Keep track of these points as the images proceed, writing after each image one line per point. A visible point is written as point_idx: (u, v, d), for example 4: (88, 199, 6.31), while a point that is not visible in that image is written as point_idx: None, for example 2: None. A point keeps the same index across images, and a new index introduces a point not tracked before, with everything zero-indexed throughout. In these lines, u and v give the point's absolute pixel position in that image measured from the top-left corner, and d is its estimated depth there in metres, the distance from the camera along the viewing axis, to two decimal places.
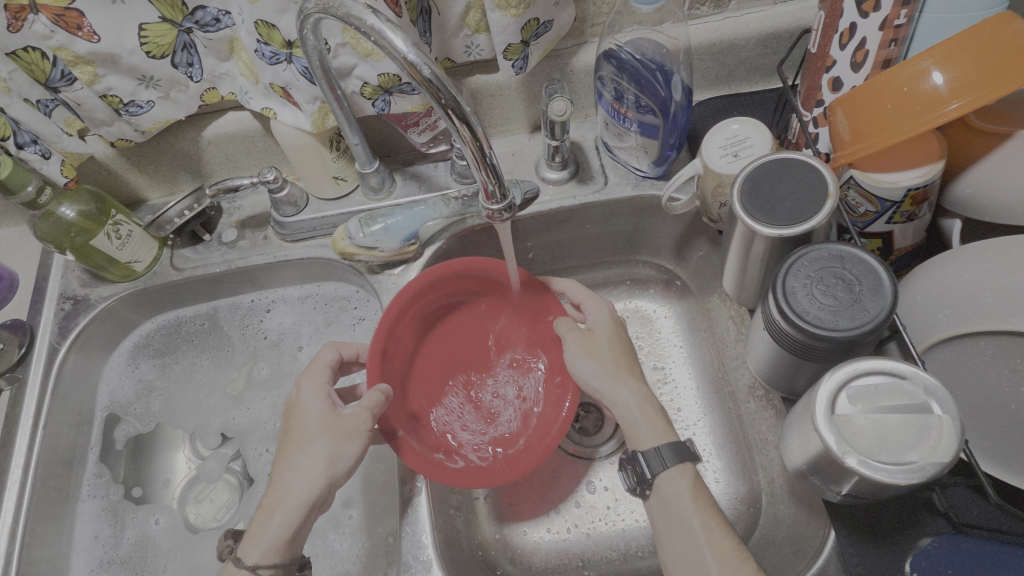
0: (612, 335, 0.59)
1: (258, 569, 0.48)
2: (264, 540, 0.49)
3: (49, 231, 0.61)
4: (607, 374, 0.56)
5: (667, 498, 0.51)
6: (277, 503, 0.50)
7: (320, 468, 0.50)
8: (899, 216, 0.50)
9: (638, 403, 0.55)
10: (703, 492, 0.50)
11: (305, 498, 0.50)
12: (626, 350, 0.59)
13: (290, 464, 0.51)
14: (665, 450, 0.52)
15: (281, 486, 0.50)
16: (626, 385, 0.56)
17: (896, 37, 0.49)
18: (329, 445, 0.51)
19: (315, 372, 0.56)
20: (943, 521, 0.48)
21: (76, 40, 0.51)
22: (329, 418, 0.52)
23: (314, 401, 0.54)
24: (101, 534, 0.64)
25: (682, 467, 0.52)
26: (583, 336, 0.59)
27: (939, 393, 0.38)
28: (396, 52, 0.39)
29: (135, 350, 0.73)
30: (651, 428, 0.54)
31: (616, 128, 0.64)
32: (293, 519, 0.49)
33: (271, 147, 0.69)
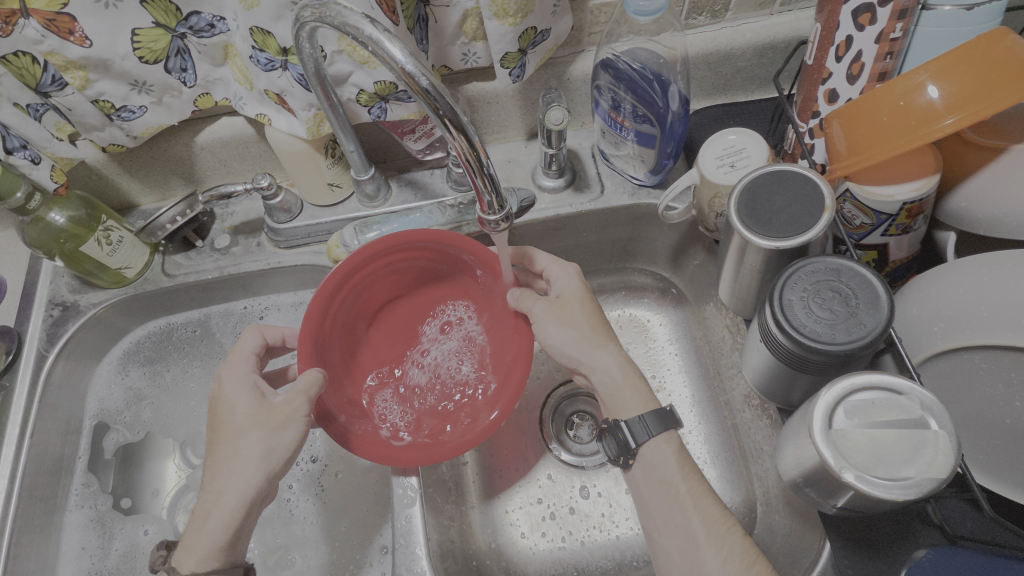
0: (585, 300, 0.58)
1: (197, 573, 0.49)
2: (198, 548, 0.49)
3: (38, 237, 0.60)
4: (581, 340, 0.56)
5: (652, 465, 0.52)
6: (211, 507, 0.50)
7: (257, 464, 0.50)
8: (895, 228, 0.50)
9: (620, 363, 0.56)
10: (688, 460, 0.51)
11: (242, 496, 0.50)
12: (600, 312, 0.58)
13: (224, 465, 0.50)
14: (649, 417, 0.53)
15: (215, 487, 0.50)
16: (604, 348, 0.56)
17: (892, 50, 0.49)
18: (262, 438, 0.50)
19: (238, 362, 0.55)
20: (937, 533, 0.49)
21: (68, 45, 0.50)
22: (258, 409, 0.51)
23: (238, 395, 0.52)
24: (88, 545, 0.63)
25: (667, 434, 0.53)
26: (553, 305, 0.57)
27: (935, 408, 0.38)
28: (393, 62, 0.38)
29: (125, 357, 0.72)
30: (635, 393, 0.54)
31: (613, 136, 0.64)
32: (232, 518, 0.50)
33: (265, 153, 0.69)
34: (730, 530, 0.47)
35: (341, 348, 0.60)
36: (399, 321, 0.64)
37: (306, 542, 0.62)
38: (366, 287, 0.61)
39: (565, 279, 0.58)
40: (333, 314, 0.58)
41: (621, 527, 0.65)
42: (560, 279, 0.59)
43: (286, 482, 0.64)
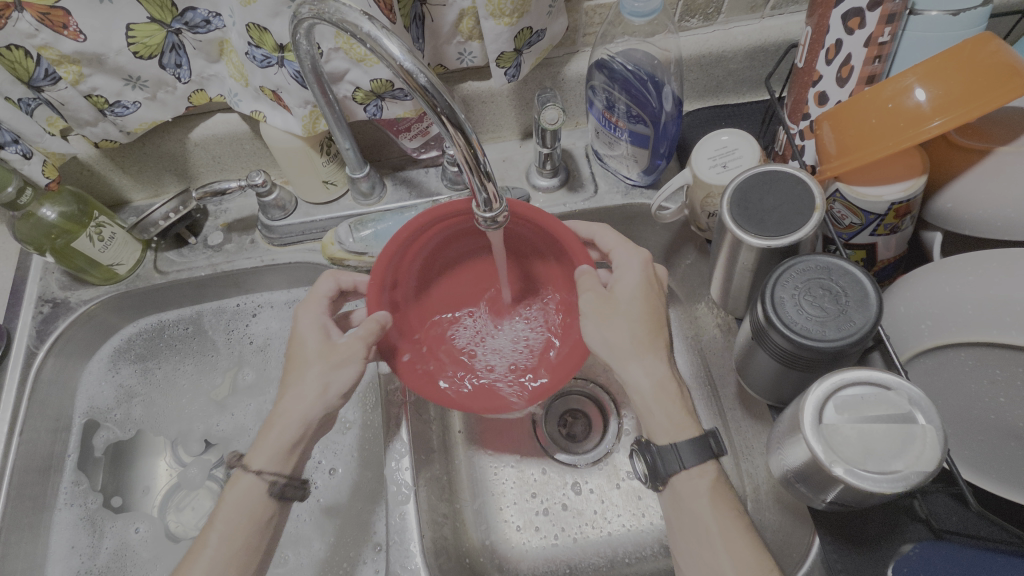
0: (635, 301, 0.53)
1: (263, 473, 0.50)
2: (265, 451, 0.51)
3: (29, 232, 0.60)
4: (621, 346, 0.51)
5: (682, 498, 0.49)
6: (275, 421, 0.52)
7: (315, 395, 0.52)
8: (883, 228, 0.51)
9: (657, 381, 0.51)
10: (722, 495, 0.48)
11: (302, 420, 0.51)
12: (653, 320, 0.53)
13: (288, 389, 0.52)
14: (684, 448, 0.49)
15: (280, 407, 0.52)
16: (639, 362, 0.51)
17: (880, 54, 0.51)
18: (323, 372, 0.52)
19: (313, 302, 0.56)
20: (923, 527, 0.50)
21: (62, 39, 0.50)
22: (324, 346, 0.53)
23: (309, 329, 0.54)
24: (78, 543, 0.63)
25: (702, 467, 0.49)
26: (604, 299, 0.53)
27: (923, 404, 0.39)
28: (392, 59, 0.38)
29: (115, 355, 0.72)
30: (666, 418, 0.50)
31: (607, 136, 0.65)
32: (295, 436, 0.52)
33: (259, 150, 0.69)
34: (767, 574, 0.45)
35: (412, 293, 0.60)
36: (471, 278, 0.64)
37: (299, 539, 0.62)
38: (442, 239, 0.59)
39: (630, 269, 0.54)
40: (408, 259, 0.57)
41: (613, 524, 0.65)
42: (624, 271, 0.55)
43: None
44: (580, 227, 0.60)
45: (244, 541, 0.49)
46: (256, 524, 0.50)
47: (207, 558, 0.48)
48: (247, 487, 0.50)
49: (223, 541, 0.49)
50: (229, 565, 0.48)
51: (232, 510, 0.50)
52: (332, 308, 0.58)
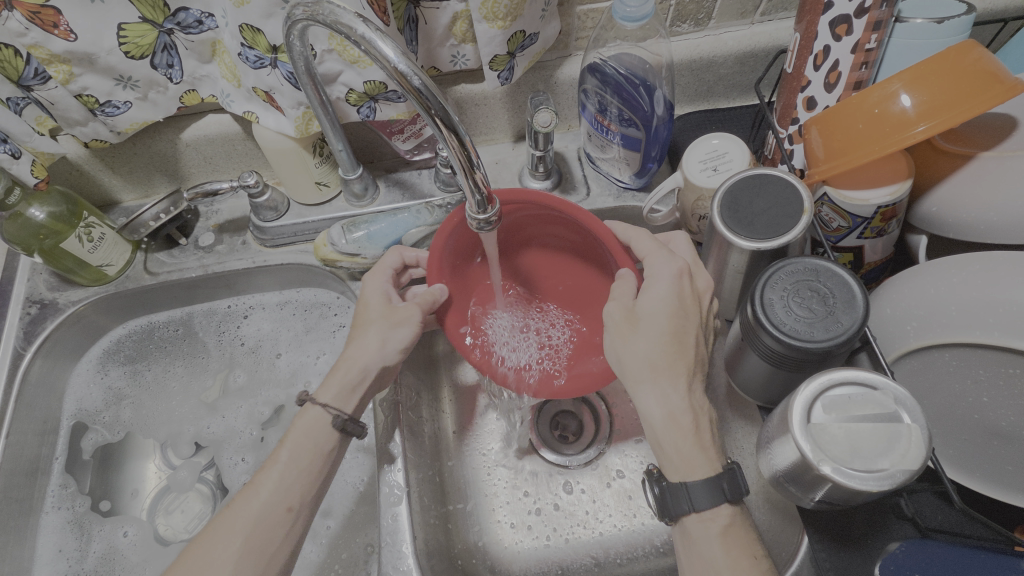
0: (661, 319, 0.48)
1: (329, 408, 0.53)
2: (329, 391, 0.53)
3: (16, 233, 0.59)
4: (634, 366, 0.48)
5: (693, 538, 0.45)
6: (339, 368, 0.54)
7: (375, 349, 0.54)
8: (870, 231, 0.52)
9: (670, 410, 0.46)
10: (737, 541, 0.44)
11: (362, 370, 0.54)
12: (680, 344, 0.48)
13: (352, 342, 0.55)
14: (694, 487, 0.45)
15: (345, 354, 0.55)
16: (651, 387, 0.47)
17: (867, 60, 0.52)
18: (381, 329, 0.55)
19: (379, 271, 0.59)
20: (910, 526, 0.51)
21: (52, 38, 0.49)
22: (385, 306, 0.56)
23: (375, 290, 0.57)
24: (65, 547, 0.62)
25: (715, 509, 0.45)
26: (626, 314, 0.49)
27: (908, 403, 0.40)
28: (386, 61, 0.39)
29: (104, 357, 0.71)
30: (676, 451, 0.46)
31: (599, 139, 0.65)
32: (357, 383, 0.54)
33: (251, 150, 0.68)
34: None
35: (477, 263, 0.61)
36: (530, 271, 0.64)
37: None
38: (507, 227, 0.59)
39: (658, 280, 0.51)
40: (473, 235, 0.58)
41: (605, 525, 0.66)
42: (651, 284, 0.50)
43: None
44: (619, 230, 0.56)
45: (307, 467, 0.51)
46: (319, 454, 0.52)
47: (276, 475, 0.50)
48: (313, 420, 0.53)
49: (290, 464, 0.51)
50: (293, 488, 0.50)
51: (300, 437, 0.52)
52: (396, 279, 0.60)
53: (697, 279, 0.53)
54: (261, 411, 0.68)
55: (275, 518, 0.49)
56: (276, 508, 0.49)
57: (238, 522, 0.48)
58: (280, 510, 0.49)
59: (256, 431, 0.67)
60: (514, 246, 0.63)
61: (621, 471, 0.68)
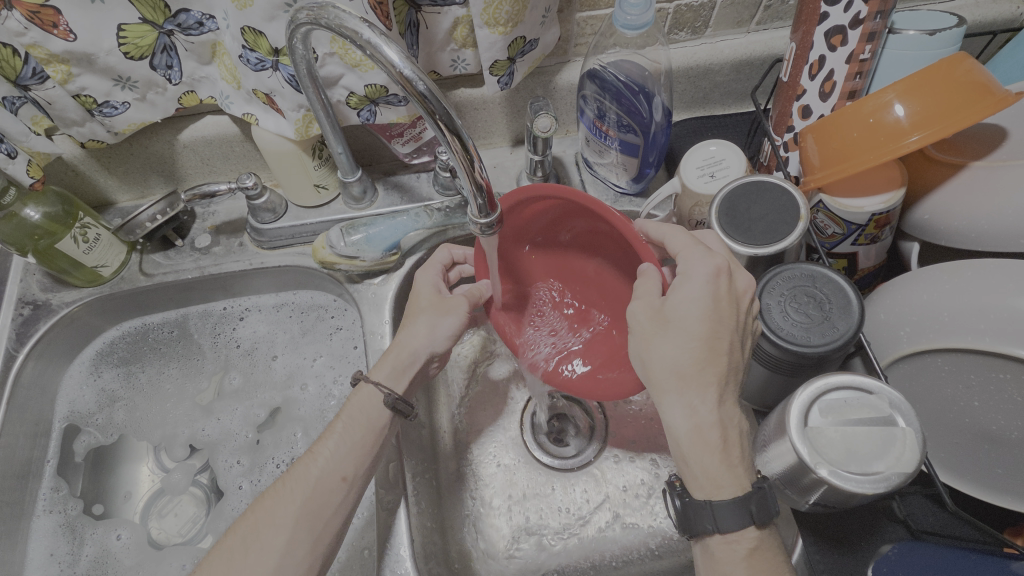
0: (694, 326, 0.45)
1: (382, 386, 0.54)
2: (384, 371, 0.55)
3: (12, 233, 0.58)
4: (662, 372, 0.45)
5: (716, 559, 0.44)
6: (393, 351, 0.56)
7: (425, 335, 0.56)
8: (864, 238, 0.53)
9: (698, 423, 0.44)
10: (762, 564, 0.43)
11: (413, 353, 0.56)
12: (715, 354, 0.44)
13: (403, 328, 0.57)
14: (721, 510, 0.43)
15: (397, 339, 0.57)
16: (678, 398, 0.44)
17: (861, 70, 0.53)
18: (431, 318, 0.56)
19: (430, 266, 0.60)
20: (902, 528, 0.52)
21: (51, 38, 0.49)
22: (435, 297, 0.57)
23: (426, 282, 0.59)
24: (57, 551, 0.61)
25: (740, 532, 0.43)
26: (655, 318, 0.46)
27: (902, 407, 0.41)
28: (391, 66, 0.39)
29: (97, 359, 0.71)
30: (700, 467, 0.44)
31: (597, 144, 0.66)
32: (407, 367, 0.56)
33: (250, 152, 0.68)
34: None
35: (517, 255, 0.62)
36: (569, 266, 0.64)
37: None
38: (547, 221, 0.59)
39: (693, 280, 0.46)
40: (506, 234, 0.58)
41: (601, 529, 0.66)
42: (684, 284, 0.46)
43: (266, 484, 0.64)
44: (651, 227, 0.52)
45: (361, 439, 0.53)
46: (371, 429, 0.53)
47: (331, 445, 0.52)
48: (368, 397, 0.54)
49: (345, 435, 0.52)
50: (350, 457, 0.52)
51: (355, 411, 0.54)
52: (444, 275, 0.62)
53: (738, 277, 0.46)
54: (257, 413, 0.68)
55: (331, 485, 0.51)
56: (332, 476, 0.51)
57: (301, 482, 0.50)
58: (335, 478, 0.51)
59: (252, 434, 0.67)
60: (554, 242, 0.62)
61: (617, 474, 0.69)
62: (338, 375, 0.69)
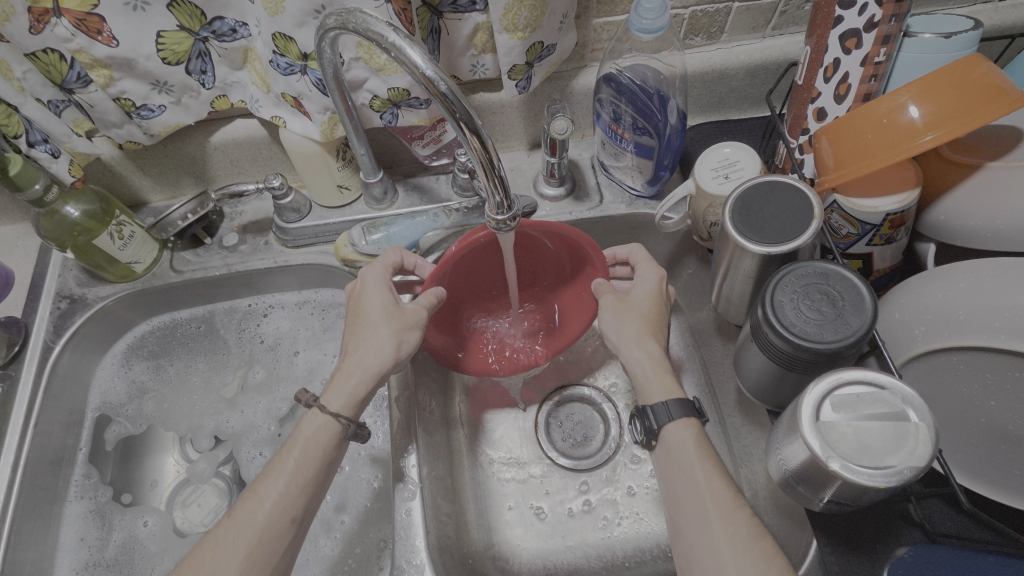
0: (649, 302, 0.59)
1: (339, 415, 0.54)
2: (344, 394, 0.55)
3: (52, 229, 0.62)
4: (626, 335, 0.57)
5: (673, 451, 0.52)
6: (354, 368, 0.55)
7: (387, 350, 0.56)
8: (879, 238, 0.53)
9: (649, 367, 0.56)
10: (706, 447, 0.52)
11: (375, 374, 0.55)
12: (661, 323, 0.58)
13: (361, 342, 0.56)
14: (672, 403, 0.53)
15: (354, 357, 0.56)
16: (640, 346, 0.56)
17: (876, 73, 0.54)
18: (393, 332, 0.56)
19: (379, 266, 0.60)
20: (917, 530, 0.52)
21: (96, 44, 0.52)
22: (391, 307, 0.57)
23: (377, 288, 0.58)
24: (87, 536, 0.64)
25: (687, 419, 0.53)
26: (619, 300, 0.60)
27: (915, 402, 0.41)
28: (414, 67, 0.41)
29: (129, 352, 0.73)
30: (658, 384, 0.55)
31: (613, 147, 0.67)
32: (368, 385, 0.55)
33: (276, 154, 0.71)
34: (737, 510, 0.48)
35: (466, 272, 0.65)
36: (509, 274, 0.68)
37: None
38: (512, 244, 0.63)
39: (645, 276, 0.61)
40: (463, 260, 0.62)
41: (614, 529, 0.66)
42: (639, 280, 0.61)
43: None
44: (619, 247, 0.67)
45: (311, 479, 0.52)
46: (321, 463, 0.53)
47: (282, 486, 0.51)
48: (322, 425, 0.54)
49: (295, 475, 0.52)
50: (294, 502, 0.51)
51: (307, 446, 0.53)
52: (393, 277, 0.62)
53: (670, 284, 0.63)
54: (279, 407, 0.70)
55: (280, 528, 0.50)
56: (281, 520, 0.50)
57: (245, 529, 0.49)
58: (283, 521, 0.50)
59: (275, 426, 0.69)
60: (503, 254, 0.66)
61: (629, 475, 0.69)
62: None
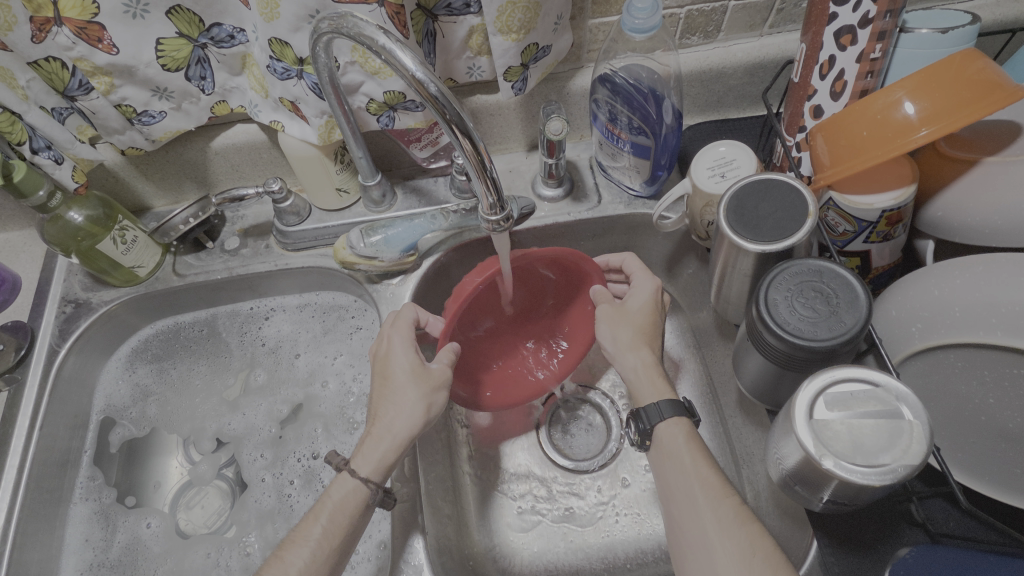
0: (645, 313, 0.59)
1: (369, 480, 0.53)
2: (374, 459, 0.54)
3: (57, 234, 0.63)
4: (623, 342, 0.58)
5: (664, 447, 0.53)
6: (385, 434, 0.55)
7: (418, 414, 0.55)
8: (876, 235, 0.53)
9: (643, 373, 0.57)
10: (698, 442, 0.52)
11: (405, 438, 0.55)
12: (656, 331, 0.59)
13: (392, 406, 0.56)
14: (663, 403, 0.54)
15: (385, 420, 0.55)
16: (633, 353, 0.57)
17: (872, 69, 0.53)
18: (422, 395, 0.56)
19: (401, 325, 0.60)
20: (919, 530, 0.51)
21: (96, 52, 0.53)
22: (417, 368, 0.57)
23: (405, 351, 0.58)
24: (92, 537, 0.64)
25: (679, 417, 0.54)
26: (616, 309, 0.60)
27: (909, 400, 0.41)
28: (405, 70, 0.41)
29: (133, 355, 0.74)
30: (651, 387, 0.56)
31: (610, 148, 0.67)
32: (399, 451, 0.54)
33: (277, 159, 0.72)
34: (726, 497, 0.47)
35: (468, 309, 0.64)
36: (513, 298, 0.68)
37: None
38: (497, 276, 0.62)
39: (642, 286, 0.61)
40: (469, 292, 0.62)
41: (615, 530, 0.66)
42: (636, 289, 0.61)
43: (288, 477, 0.67)
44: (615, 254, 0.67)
45: (337, 546, 0.51)
46: (348, 530, 0.52)
47: (307, 554, 0.50)
48: (351, 490, 0.53)
49: (322, 542, 0.50)
50: (320, 569, 0.49)
51: (334, 511, 0.52)
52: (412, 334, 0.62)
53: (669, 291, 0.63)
54: (280, 409, 0.70)
55: None
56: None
57: None
58: None
59: (276, 429, 0.69)
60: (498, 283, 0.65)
61: (630, 477, 0.69)
62: (357, 373, 0.72)
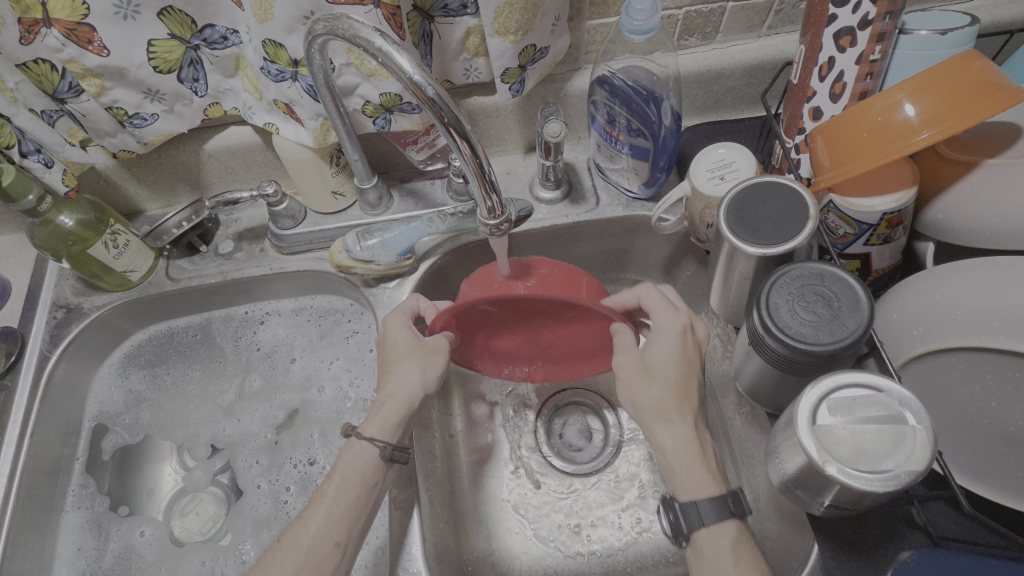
0: (670, 368, 0.53)
1: (375, 440, 0.53)
2: (379, 420, 0.54)
3: (47, 239, 0.61)
4: (647, 408, 0.53)
5: (707, 559, 0.48)
6: (386, 400, 0.55)
7: (416, 378, 0.56)
8: (876, 238, 0.52)
9: (675, 452, 0.51)
10: (745, 553, 0.47)
11: (406, 401, 0.55)
12: (686, 388, 0.52)
13: (389, 374, 0.56)
14: (704, 505, 0.48)
15: (386, 389, 0.56)
16: (662, 427, 0.52)
17: (872, 71, 0.53)
18: (418, 361, 0.56)
19: (398, 310, 0.60)
20: (920, 533, 0.51)
21: (86, 53, 0.52)
22: (414, 339, 0.58)
23: (400, 327, 0.58)
24: (84, 546, 0.63)
25: (722, 524, 0.48)
26: (635, 364, 0.54)
27: (913, 405, 0.40)
28: (403, 72, 0.40)
29: (125, 361, 0.73)
30: (688, 476, 0.50)
31: (608, 149, 0.67)
32: (403, 414, 0.55)
33: (272, 161, 0.71)
34: None
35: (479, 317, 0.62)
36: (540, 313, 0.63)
37: None
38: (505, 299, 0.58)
39: (664, 336, 0.54)
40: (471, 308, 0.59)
41: (615, 532, 0.66)
42: (659, 338, 0.54)
43: (284, 483, 0.66)
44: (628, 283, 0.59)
45: (353, 501, 0.52)
46: (363, 488, 0.53)
47: (324, 510, 0.51)
48: (361, 452, 0.54)
49: (337, 499, 0.52)
50: (338, 525, 0.51)
51: (346, 474, 0.53)
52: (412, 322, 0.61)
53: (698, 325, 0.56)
54: (276, 415, 0.70)
55: (324, 552, 0.50)
56: (325, 543, 0.50)
57: (294, 552, 0.49)
58: (328, 544, 0.50)
59: (272, 435, 0.69)
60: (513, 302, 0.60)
61: (630, 482, 0.69)
62: (354, 378, 0.71)
